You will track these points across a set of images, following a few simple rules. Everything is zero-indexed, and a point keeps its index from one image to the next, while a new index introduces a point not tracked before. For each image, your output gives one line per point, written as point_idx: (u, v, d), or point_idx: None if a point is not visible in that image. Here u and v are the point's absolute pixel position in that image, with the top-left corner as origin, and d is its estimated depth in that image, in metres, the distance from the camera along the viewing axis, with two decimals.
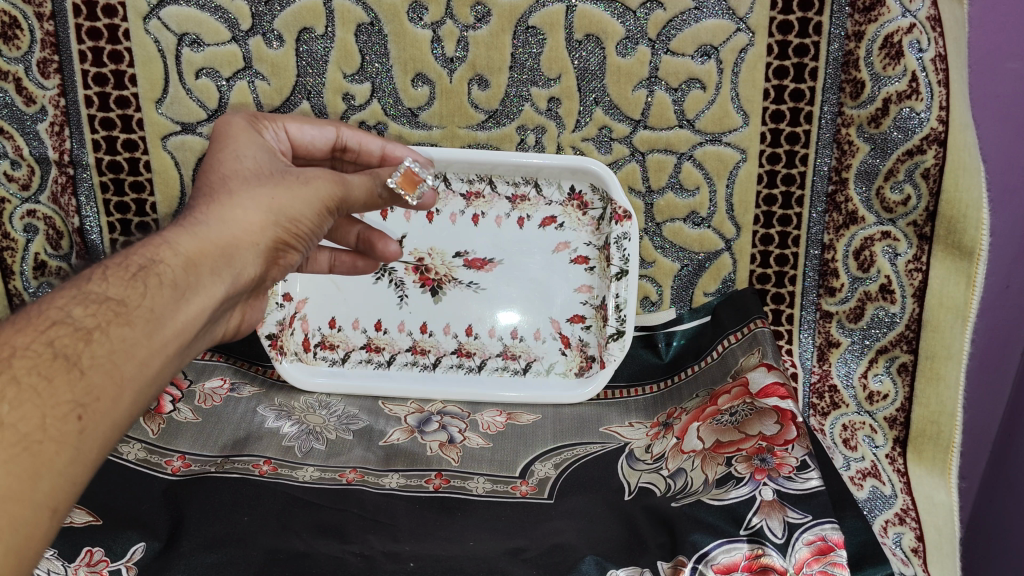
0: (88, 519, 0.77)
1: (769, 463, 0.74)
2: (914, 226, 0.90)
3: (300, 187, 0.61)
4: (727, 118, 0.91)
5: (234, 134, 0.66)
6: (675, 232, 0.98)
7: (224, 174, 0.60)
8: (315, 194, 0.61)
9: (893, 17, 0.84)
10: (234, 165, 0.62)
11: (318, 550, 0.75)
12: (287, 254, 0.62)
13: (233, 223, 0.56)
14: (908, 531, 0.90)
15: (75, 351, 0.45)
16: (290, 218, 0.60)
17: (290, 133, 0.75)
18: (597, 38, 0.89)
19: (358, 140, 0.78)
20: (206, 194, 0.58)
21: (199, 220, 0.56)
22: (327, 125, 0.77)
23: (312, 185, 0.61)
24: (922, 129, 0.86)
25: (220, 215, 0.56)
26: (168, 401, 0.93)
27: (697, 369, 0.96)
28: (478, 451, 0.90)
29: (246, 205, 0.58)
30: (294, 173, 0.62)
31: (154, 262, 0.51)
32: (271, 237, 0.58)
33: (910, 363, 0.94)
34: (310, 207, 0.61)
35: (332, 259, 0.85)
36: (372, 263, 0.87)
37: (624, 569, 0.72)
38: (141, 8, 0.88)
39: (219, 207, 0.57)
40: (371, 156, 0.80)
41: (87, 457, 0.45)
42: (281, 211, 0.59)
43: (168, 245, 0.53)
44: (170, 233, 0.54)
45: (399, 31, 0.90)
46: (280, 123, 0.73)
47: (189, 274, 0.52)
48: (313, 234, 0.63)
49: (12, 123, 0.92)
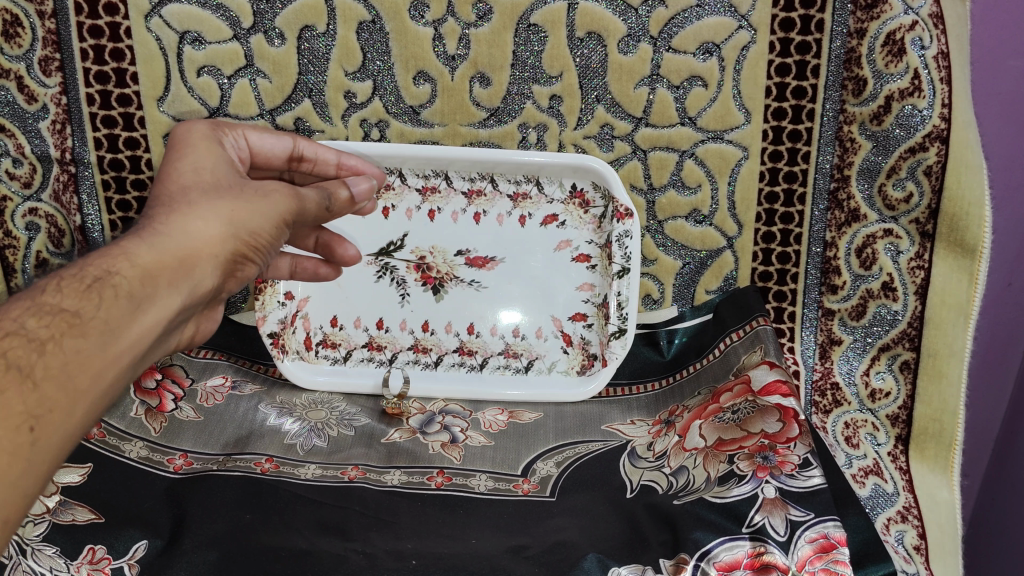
0: (89, 517, 0.77)
1: (772, 461, 0.74)
2: (917, 223, 0.90)
3: (260, 202, 0.60)
4: (729, 115, 0.91)
5: (191, 142, 0.65)
6: (676, 230, 0.98)
7: (182, 184, 0.59)
8: (275, 209, 0.61)
9: (896, 15, 0.84)
10: (192, 177, 0.61)
11: (320, 547, 0.75)
12: (244, 266, 0.61)
13: (191, 234, 0.55)
14: (910, 529, 0.90)
15: (28, 362, 0.45)
16: (250, 230, 0.59)
17: (250, 140, 0.73)
18: (599, 35, 0.89)
19: (315, 151, 0.78)
20: (165, 206, 0.56)
21: (157, 230, 0.54)
22: (285, 135, 0.76)
23: (271, 200, 0.61)
24: (924, 126, 0.86)
25: (180, 225, 0.55)
26: (169, 399, 0.93)
27: (698, 367, 0.96)
28: (480, 449, 0.90)
29: (208, 215, 0.56)
30: (253, 186, 0.61)
31: (109, 273, 0.50)
32: (231, 249, 0.57)
33: (912, 360, 0.94)
34: (270, 222, 0.60)
35: (292, 265, 0.85)
36: (333, 269, 0.88)
37: (627, 566, 0.71)
38: (141, 5, 0.88)
39: (180, 217, 0.55)
40: (328, 167, 0.80)
41: (39, 467, 0.45)
42: (241, 223, 0.58)
43: (127, 255, 0.51)
44: (128, 243, 0.52)
45: (400, 29, 0.90)
46: (239, 131, 0.72)
47: (147, 285, 0.51)
48: (270, 246, 0.63)
49: (13, 121, 0.92)
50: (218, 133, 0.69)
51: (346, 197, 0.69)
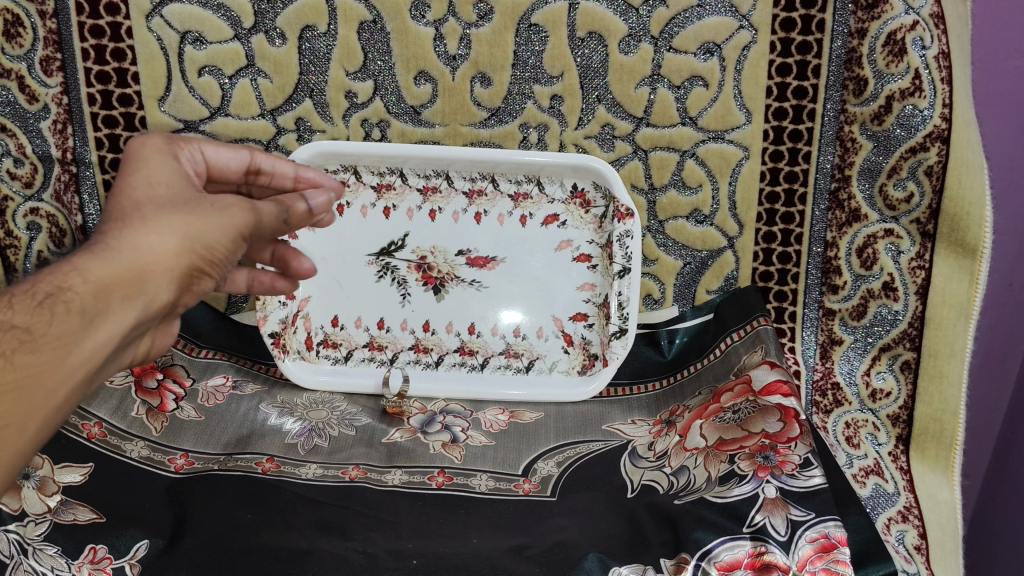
0: (91, 516, 0.77)
1: (772, 460, 0.74)
2: (917, 223, 0.90)
3: (216, 214, 0.55)
4: (730, 115, 0.92)
5: (140, 158, 0.59)
6: (677, 229, 0.98)
7: (135, 199, 0.55)
8: (231, 222, 0.56)
9: (896, 15, 0.84)
10: (145, 191, 0.56)
11: (320, 547, 0.75)
12: (201, 281, 0.57)
13: (143, 249, 0.52)
14: (911, 529, 0.90)
15: None
16: (207, 244, 0.54)
17: (205, 155, 0.67)
18: (600, 35, 0.89)
19: (274, 164, 0.73)
20: (116, 220, 0.53)
21: (109, 245, 0.51)
22: (241, 147, 0.70)
23: (226, 213, 0.56)
24: (925, 126, 0.86)
25: (132, 239, 0.51)
26: (170, 398, 0.92)
27: (700, 367, 0.95)
28: (480, 449, 0.90)
29: (160, 229, 0.53)
30: (208, 198, 0.56)
31: (61, 288, 0.48)
32: (186, 264, 0.53)
33: (912, 360, 0.94)
34: (228, 235, 0.56)
35: (250, 279, 0.78)
36: (290, 282, 0.84)
37: (628, 566, 0.71)
38: (142, 5, 0.89)
39: (132, 231, 0.52)
40: (285, 180, 0.74)
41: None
42: (196, 237, 0.54)
43: (78, 272, 0.49)
44: (79, 258, 0.50)
45: (401, 29, 0.90)
46: (195, 144, 0.66)
47: (99, 300, 0.49)
48: (227, 260, 0.58)
49: (15, 121, 0.92)
50: (173, 147, 0.63)
51: (305, 209, 0.63)
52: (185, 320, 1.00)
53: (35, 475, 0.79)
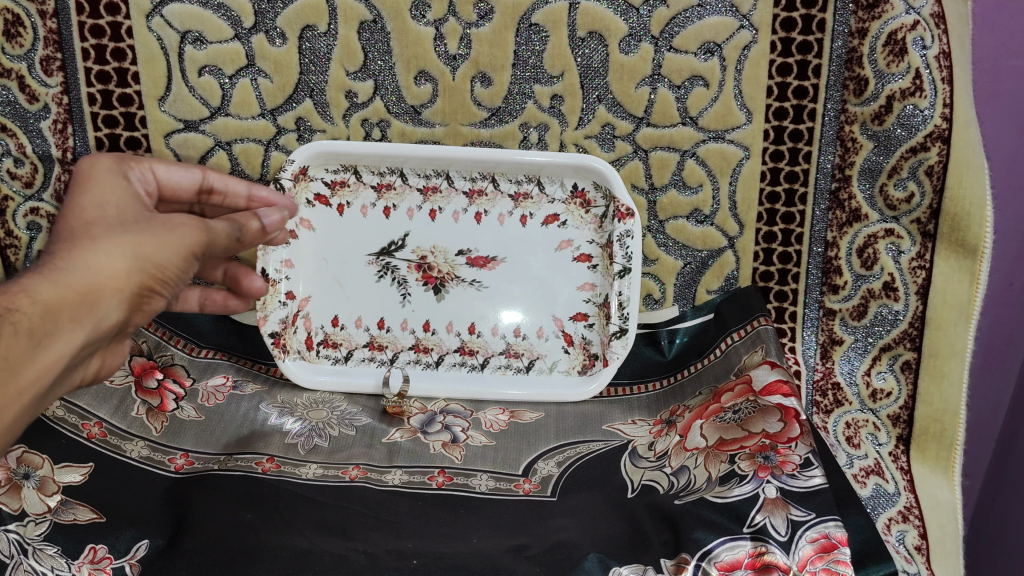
0: (92, 516, 0.77)
1: (773, 460, 0.74)
2: (918, 223, 0.90)
3: (168, 232, 0.58)
4: (730, 115, 0.91)
5: (93, 179, 0.65)
6: (677, 229, 0.98)
7: (86, 219, 0.59)
8: (182, 241, 0.59)
9: (897, 14, 0.84)
10: (97, 214, 0.61)
11: (320, 547, 0.74)
12: (152, 300, 0.60)
13: (94, 268, 0.54)
14: (912, 529, 0.90)
15: None
16: (157, 264, 0.57)
17: (157, 173, 0.72)
18: (600, 35, 0.89)
19: (226, 183, 0.77)
20: (67, 240, 0.56)
21: (59, 265, 0.53)
22: (193, 167, 0.75)
23: (176, 232, 0.59)
24: (926, 126, 0.86)
25: (82, 260, 0.54)
26: (171, 398, 0.92)
27: (700, 367, 0.95)
28: (481, 449, 0.90)
29: (111, 249, 0.55)
30: (159, 220, 0.60)
31: (9, 310, 0.50)
32: (137, 283, 0.56)
33: (913, 360, 0.94)
34: (178, 254, 0.58)
35: (202, 297, 0.82)
36: (244, 302, 0.85)
37: (628, 566, 0.71)
38: (143, 5, 0.88)
39: (81, 252, 0.54)
40: (238, 199, 0.80)
41: None
42: (147, 256, 0.57)
43: (26, 293, 0.51)
44: (28, 280, 0.52)
45: (401, 29, 0.90)
46: (146, 164, 0.71)
47: (47, 322, 0.51)
48: (179, 279, 0.61)
49: (15, 121, 0.92)
50: (123, 167, 0.68)
51: (258, 228, 0.66)
52: (185, 320, 1.00)
53: (34, 475, 0.79)
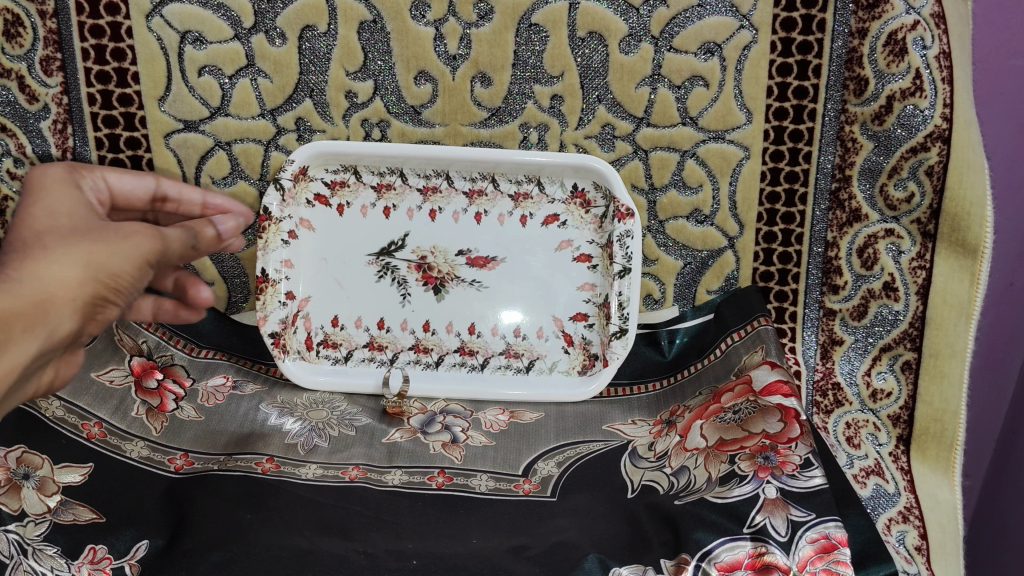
0: (92, 516, 0.77)
1: (773, 461, 0.74)
2: (918, 223, 0.90)
3: (122, 242, 0.58)
4: (730, 116, 0.91)
5: (48, 185, 0.64)
6: (677, 229, 0.97)
7: (37, 230, 0.57)
8: (135, 250, 0.58)
9: (898, 14, 0.84)
10: (47, 223, 0.59)
11: (320, 547, 0.74)
12: (105, 309, 0.58)
13: (46, 278, 0.52)
14: (911, 529, 0.90)
15: None
16: (111, 273, 0.56)
17: (109, 182, 0.72)
18: (600, 35, 0.89)
19: (180, 191, 0.78)
20: (18, 252, 0.53)
21: (9, 276, 0.51)
22: (147, 175, 0.76)
23: (131, 241, 0.58)
24: (926, 126, 0.86)
25: (33, 270, 0.52)
26: (171, 398, 0.92)
27: (700, 367, 0.95)
28: (481, 449, 0.90)
29: (64, 258, 0.54)
30: (112, 228, 0.59)
31: None
32: (91, 292, 0.55)
33: (914, 360, 0.94)
34: (132, 262, 0.58)
35: (155, 306, 0.81)
36: (195, 313, 0.83)
37: (628, 566, 0.71)
38: (142, 5, 0.88)
39: (32, 263, 0.52)
40: (192, 207, 0.80)
41: None
42: (100, 266, 0.55)
43: None
44: None
45: (401, 29, 0.90)
46: (99, 173, 0.71)
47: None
48: (133, 288, 0.60)
49: (14, 121, 0.92)
50: (76, 176, 0.68)
51: (213, 234, 0.70)
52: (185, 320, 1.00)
53: (34, 475, 0.79)
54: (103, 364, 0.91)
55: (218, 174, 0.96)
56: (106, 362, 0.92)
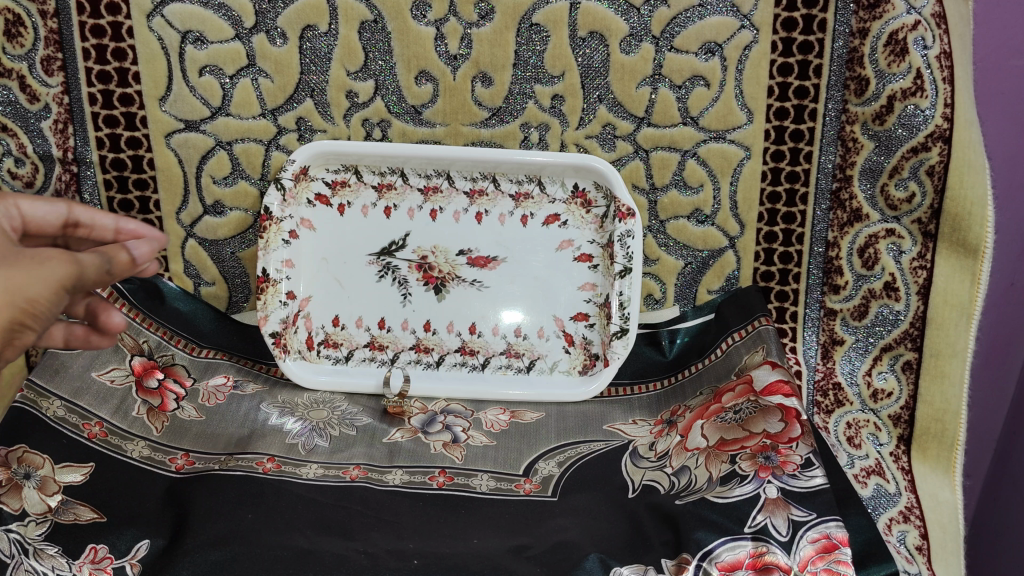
0: (93, 516, 0.77)
1: (773, 461, 0.74)
2: (919, 223, 0.90)
3: (38, 266, 0.51)
4: (731, 115, 0.91)
5: None
6: (678, 229, 0.97)
7: None
8: (49, 275, 0.51)
9: (898, 14, 0.84)
10: None
11: (321, 547, 0.74)
12: (24, 335, 0.52)
13: None
14: (913, 529, 0.89)
15: None
16: (29, 298, 0.50)
17: (23, 210, 0.62)
18: (601, 35, 0.89)
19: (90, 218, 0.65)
20: None
21: None
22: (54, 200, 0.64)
23: (45, 265, 0.51)
24: (927, 126, 0.86)
25: None
26: (171, 398, 0.93)
27: (701, 366, 0.95)
28: (482, 449, 0.90)
29: None
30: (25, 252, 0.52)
31: None
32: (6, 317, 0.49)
33: (914, 360, 0.94)
34: (50, 287, 0.51)
35: (66, 334, 0.70)
36: (107, 337, 0.72)
37: (628, 566, 0.71)
38: (143, 5, 0.89)
39: None
40: (104, 234, 0.67)
41: None
42: (18, 290, 0.50)
43: None
44: None
45: (402, 29, 0.90)
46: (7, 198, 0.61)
47: None
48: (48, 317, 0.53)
49: (16, 121, 0.92)
50: None
51: (127, 259, 0.58)
52: (186, 319, 1.00)
53: (35, 474, 0.79)
54: (104, 363, 0.91)
55: (219, 173, 0.96)
56: (107, 362, 0.92)
